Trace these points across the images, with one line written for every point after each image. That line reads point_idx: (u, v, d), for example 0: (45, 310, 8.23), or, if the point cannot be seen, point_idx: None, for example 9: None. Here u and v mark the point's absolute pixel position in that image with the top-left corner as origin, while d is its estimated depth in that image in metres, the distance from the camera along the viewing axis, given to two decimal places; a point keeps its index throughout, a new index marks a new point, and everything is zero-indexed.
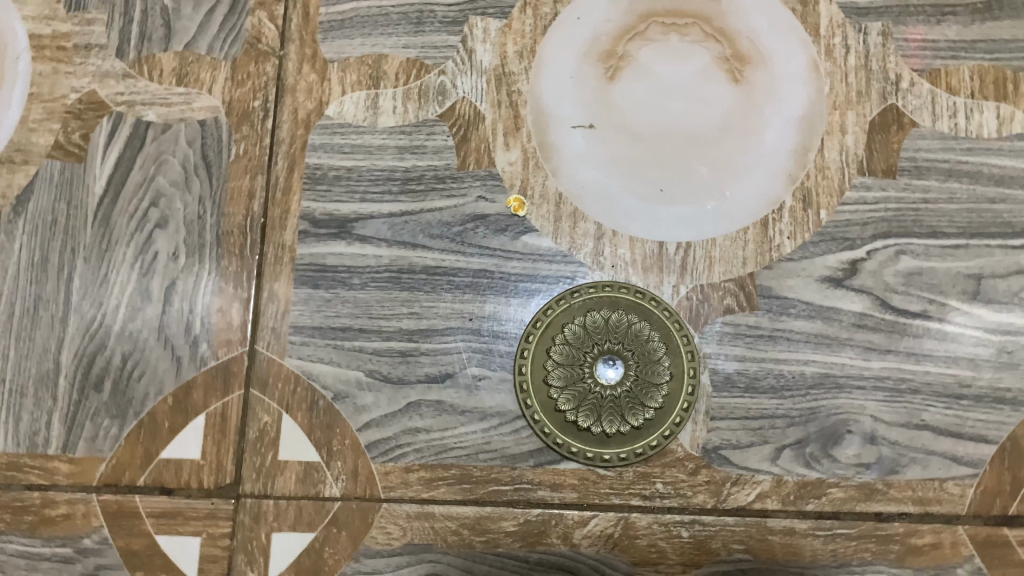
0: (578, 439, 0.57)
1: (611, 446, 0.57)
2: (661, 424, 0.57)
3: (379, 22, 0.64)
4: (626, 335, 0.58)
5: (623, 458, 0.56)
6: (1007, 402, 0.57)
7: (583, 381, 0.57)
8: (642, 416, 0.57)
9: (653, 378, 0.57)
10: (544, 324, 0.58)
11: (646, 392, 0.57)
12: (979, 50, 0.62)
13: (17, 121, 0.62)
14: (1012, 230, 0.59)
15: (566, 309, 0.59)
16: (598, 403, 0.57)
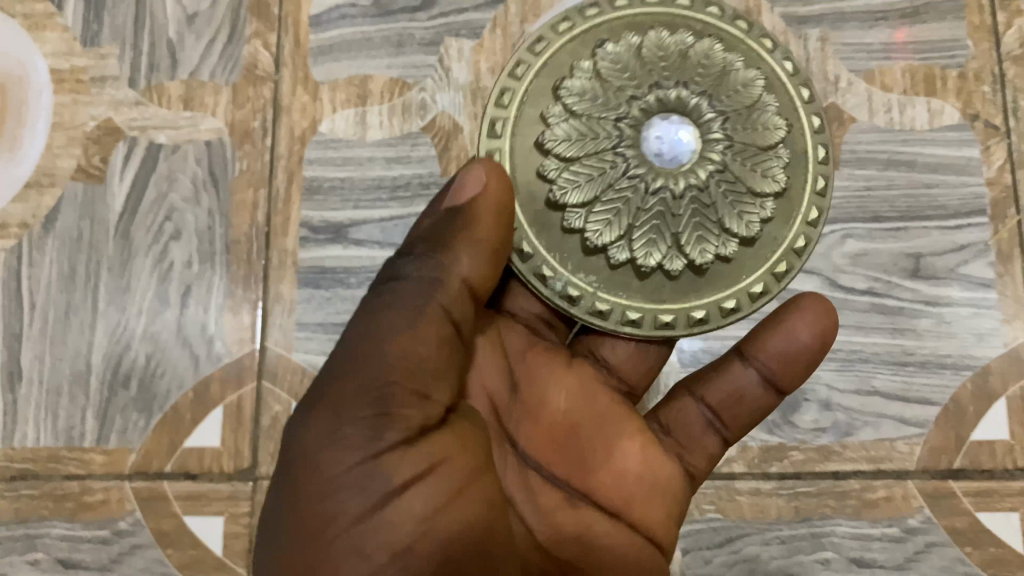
0: (673, 291, 0.46)
1: (702, 287, 0.46)
2: (819, 206, 0.46)
3: (363, 46, 0.70)
4: (638, 44, 0.46)
5: (724, 304, 0.46)
6: (948, 367, 0.63)
7: (619, 199, 0.45)
8: (768, 204, 0.46)
9: (738, 158, 0.46)
10: (515, 99, 0.46)
11: (734, 184, 0.46)
12: (908, 50, 0.68)
13: (43, 148, 0.69)
14: (945, 211, 0.65)
15: (539, 98, 0.46)
16: (699, 206, 0.45)
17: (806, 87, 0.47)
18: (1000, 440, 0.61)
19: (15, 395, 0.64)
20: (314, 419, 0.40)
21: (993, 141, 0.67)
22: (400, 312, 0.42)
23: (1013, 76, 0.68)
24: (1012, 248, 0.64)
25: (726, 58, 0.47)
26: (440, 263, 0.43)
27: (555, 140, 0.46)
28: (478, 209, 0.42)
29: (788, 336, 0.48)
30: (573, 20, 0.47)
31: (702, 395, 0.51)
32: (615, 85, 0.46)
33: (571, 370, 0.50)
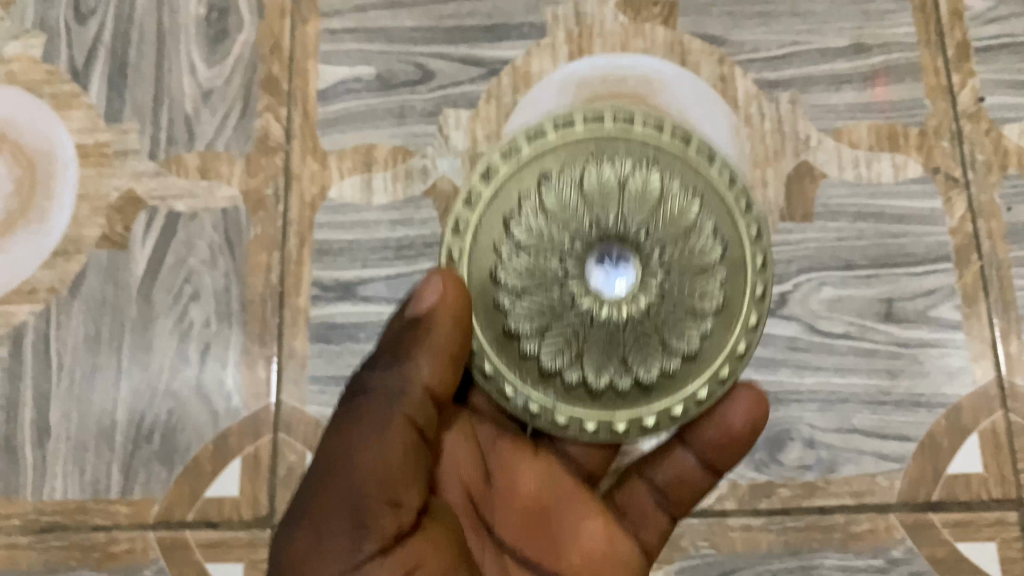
0: (625, 404, 0.50)
1: (650, 401, 0.50)
2: (760, 311, 0.50)
3: (367, 118, 0.75)
4: (581, 175, 0.50)
5: (672, 416, 0.50)
6: (923, 405, 0.67)
7: (569, 319, 0.50)
8: (711, 318, 0.50)
9: (682, 282, 0.50)
10: (470, 224, 0.50)
11: (676, 308, 0.50)
12: (872, 110, 0.74)
13: (69, 218, 0.74)
14: (913, 258, 0.70)
15: (497, 210, 0.50)
16: (642, 330, 0.50)
17: (746, 198, 0.51)
18: (974, 472, 0.65)
19: (44, 451, 0.68)
20: (299, 532, 0.43)
21: (954, 192, 0.72)
22: (369, 420, 0.45)
23: (969, 132, 0.73)
24: (976, 291, 0.69)
25: (664, 184, 0.50)
26: (401, 375, 0.46)
27: (510, 251, 0.50)
28: (435, 319, 0.46)
29: (723, 425, 0.54)
30: (518, 146, 0.50)
31: (651, 476, 0.57)
32: (559, 217, 0.50)
33: (536, 455, 0.55)
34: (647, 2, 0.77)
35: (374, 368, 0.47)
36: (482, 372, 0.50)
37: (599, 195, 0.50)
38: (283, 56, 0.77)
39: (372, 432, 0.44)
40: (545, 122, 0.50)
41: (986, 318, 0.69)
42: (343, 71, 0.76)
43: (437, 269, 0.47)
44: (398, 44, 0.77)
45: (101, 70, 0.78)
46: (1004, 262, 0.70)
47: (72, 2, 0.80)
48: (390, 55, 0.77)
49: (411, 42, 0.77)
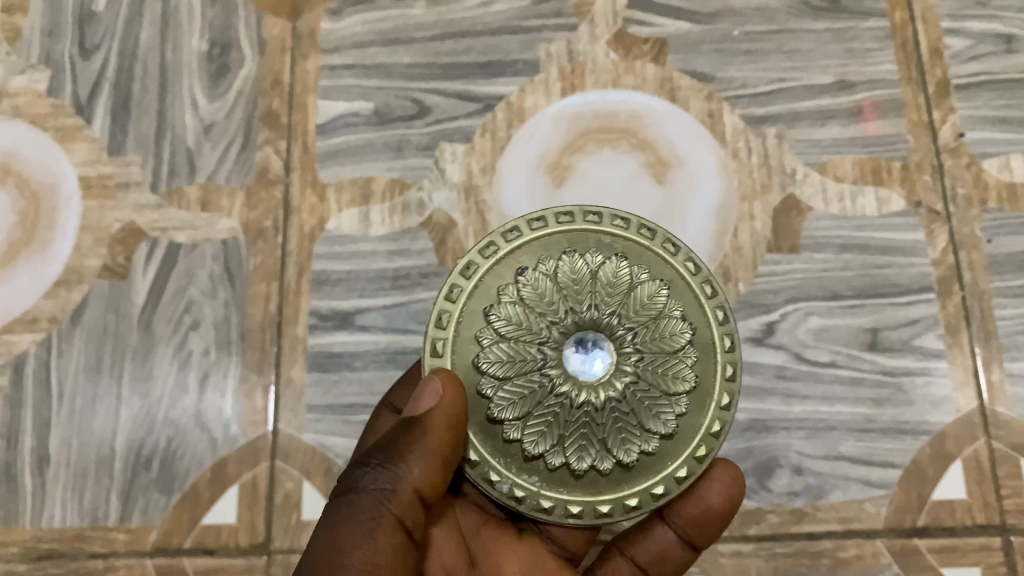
0: (608, 488, 0.51)
1: (631, 481, 0.51)
2: (731, 391, 0.52)
3: (365, 151, 0.77)
4: (556, 269, 0.53)
5: (654, 494, 0.51)
6: (908, 432, 0.68)
7: (551, 402, 0.51)
8: (685, 400, 0.52)
9: (656, 364, 0.52)
10: (453, 318, 0.52)
11: (652, 392, 0.52)
12: (857, 145, 0.76)
13: (71, 248, 0.75)
14: (898, 288, 0.72)
15: (479, 296, 0.52)
16: (620, 415, 0.51)
17: (711, 285, 0.54)
18: (958, 498, 0.67)
19: (43, 478, 0.69)
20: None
21: (937, 225, 0.74)
22: (363, 519, 0.47)
23: (950, 166, 0.75)
24: (959, 321, 0.71)
25: (632, 275, 0.53)
26: (395, 477, 0.48)
27: (492, 334, 0.52)
28: (430, 421, 0.47)
29: (704, 506, 0.56)
30: (496, 245, 0.53)
31: (633, 554, 0.60)
32: (536, 308, 0.52)
33: (521, 542, 0.58)
34: (637, 40, 0.79)
35: (366, 466, 0.49)
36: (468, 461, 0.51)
37: (574, 287, 0.53)
38: (283, 91, 0.79)
39: (365, 530, 0.46)
40: (519, 223, 0.54)
41: (968, 347, 0.70)
42: (341, 105, 0.78)
43: (435, 373, 0.49)
44: (396, 79, 0.79)
45: (105, 104, 0.80)
46: (986, 293, 0.72)
47: (77, 38, 0.82)
48: (388, 90, 0.79)
49: (408, 78, 0.79)
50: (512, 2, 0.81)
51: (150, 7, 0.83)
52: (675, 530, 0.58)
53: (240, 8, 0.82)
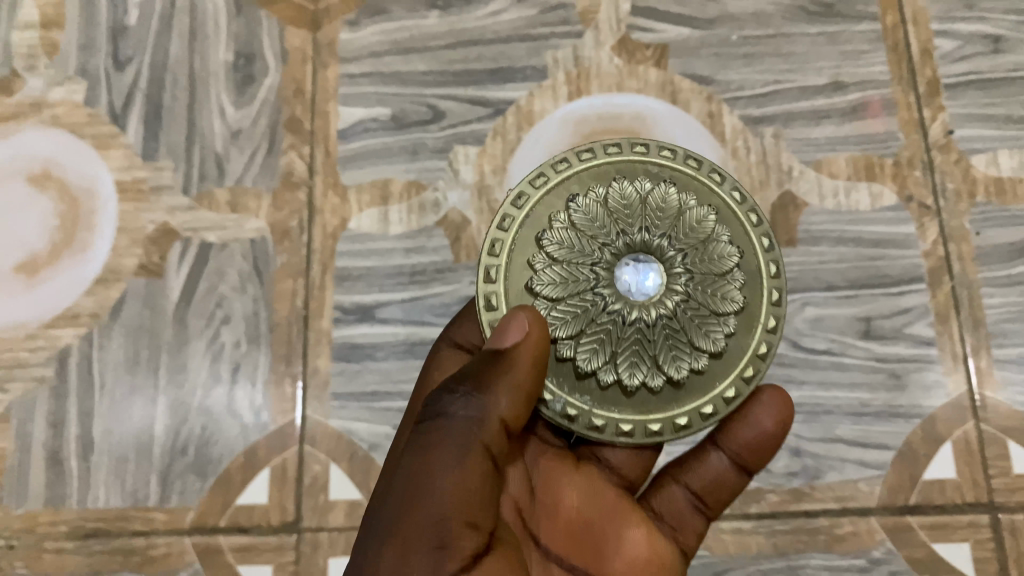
0: (659, 406, 0.50)
1: (681, 400, 0.51)
2: (778, 314, 0.52)
3: (383, 155, 0.82)
4: (605, 197, 0.53)
5: (704, 412, 0.50)
6: (900, 415, 0.72)
7: (602, 321, 0.51)
8: (733, 318, 0.52)
9: (706, 282, 0.52)
10: (505, 245, 0.52)
11: (703, 310, 0.51)
12: (850, 143, 0.80)
13: (109, 249, 0.80)
14: (890, 279, 0.76)
15: (531, 220, 0.52)
16: (671, 332, 0.51)
17: (756, 213, 0.54)
18: (948, 477, 0.70)
19: (87, 463, 0.74)
20: (382, 554, 0.42)
21: (927, 218, 0.77)
22: (450, 447, 0.44)
23: (940, 162, 0.79)
24: (948, 309, 0.75)
25: (679, 200, 0.53)
26: (482, 406, 0.45)
27: (544, 257, 0.52)
28: (517, 358, 0.46)
29: (759, 430, 0.56)
30: (546, 175, 0.53)
31: (687, 480, 0.59)
32: (585, 233, 0.52)
33: (579, 471, 0.57)
34: (640, 46, 0.83)
35: (453, 392, 0.47)
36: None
37: (623, 212, 0.53)
38: (305, 98, 0.84)
39: (454, 458, 0.44)
40: (568, 154, 0.54)
41: (958, 334, 0.74)
42: (360, 112, 0.83)
43: (522, 309, 0.47)
44: (411, 86, 0.84)
45: (138, 113, 0.85)
46: (975, 283, 0.75)
47: (111, 51, 0.87)
48: (404, 96, 0.83)
49: (423, 84, 0.84)
50: (521, 12, 0.85)
51: (178, 21, 0.87)
52: (729, 456, 0.57)
53: (264, 20, 0.87)
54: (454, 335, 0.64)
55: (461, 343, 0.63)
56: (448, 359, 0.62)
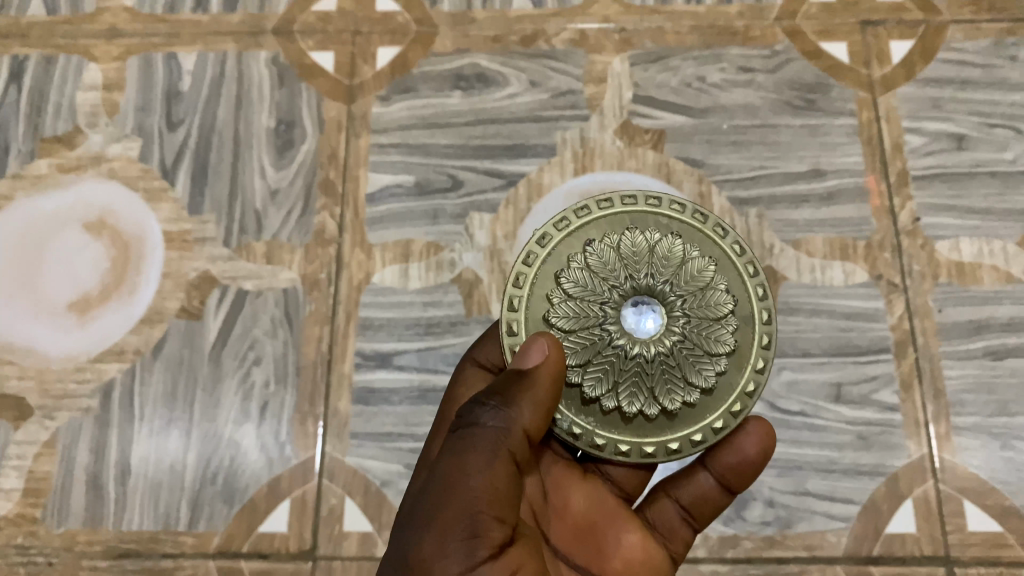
0: (653, 432, 0.57)
1: (673, 428, 0.57)
2: (766, 357, 0.58)
3: (407, 218, 0.91)
4: (618, 243, 0.60)
5: (693, 440, 0.57)
6: (866, 473, 0.79)
7: (608, 353, 0.58)
8: (726, 358, 0.58)
9: (702, 325, 0.58)
10: (529, 279, 0.59)
11: (698, 348, 0.58)
12: (827, 225, 0.89)
13: (154, 292, 0.88)
14: (860, 349, 0.84)
15: (551, 259, 0.60)
16: (668, 367, 0.58)
17: (754, 266, 0.60)
18: (909, 533, 0.77)
19: (125, 487, 0.81)
20: (425, 537, 0.50)
21: (894, 295, 0.86)
22: (482, 451, 0.52)
23: (907, 245, 0.87)
24: (912, 379, 0.83)
25: (684, 250, 0.60)
26: (509, 418, 0.53)
27: (560, 292, 0.59)
28: (539, 375, 0.53)
29: (740, 455, 0.63)
30: (569, 220, 0.61)
31: (677, 495, 0.67)
32: (597, 274, 0.59)
33: (586, 481, 0.65)
34: (640, 130, 0.93)
35: (484, 404, 0.54)
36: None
37: (632, 258, 0.60)
38: (338, 163, 0.93)
39: (485, 460, 0.51)
40: (590, 203, 0.61)
41: (920, 401, 0.82)
42: (387, 178, 0.92)
43: (541, 334, 0.55)
44: (434, 157, 0.93)
45: (186, 169, 0.94)
46: (937, 355, 0.83)
47: (165, 113, 0.96)
48: (427, 166, 0.93)
49: (445, 156, 0.93)
50: (535, 95, 0.95)
51: (226, 88, 0.97)
52: (715, 476, 0.65)
53: (304, 92, 0.96)
54: (478, 356, 0.71)
55: (484, 364, 0.70)
56: (473, 378, 0.69)
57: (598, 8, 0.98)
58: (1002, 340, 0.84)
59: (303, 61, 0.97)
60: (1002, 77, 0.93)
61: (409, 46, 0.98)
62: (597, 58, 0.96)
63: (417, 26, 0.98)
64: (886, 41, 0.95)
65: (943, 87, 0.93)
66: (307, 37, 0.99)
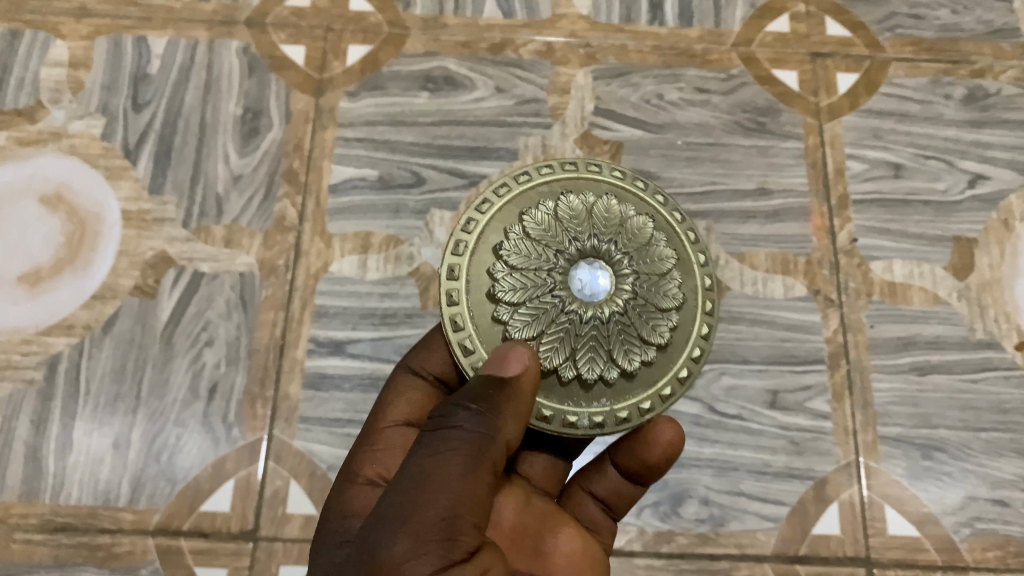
0: (609, 396, 0.58)
1: (628, 394, 0.58)
2: (709, 321, 0.60)
3: (368, 210, 0.92)
4: (560, 203, 0.60)
5: (645, 407, 0.58)
6: (797, 477, 0.83)
7: (560, 318, 0.58)
8: (674, 316, 0.59)
9: (653, 288, 0.59)
10: (468, 247, 0.59)
11: (649, 313, 0.59)
12: (771, 242, 0.93)
13: (108, 269, 0.88)
14: (796, 358, 0.88)
15: (492, 226, 0.60)
16: (623, 326, 0.58)
17: (694, 232, 0.62)
18: (833, 533, 0.81)
19: (65, 461, 0.81)
20: (397, 536, 0.48)
21: (830, 310, 0.90)
22: (465, 457, 0.52)
23: (845, 264, 0.92)
24: (843, 389, 0.87)
25: (629, 212, 0.61)
26: (490, 427, 0.53)
27: (502, 260, 0.59)
28: (520, 384, 0.51)
29: (643, 463, 0.66)
30: (509, 185, 0.61)
31: (592, 489, 0.69)
32: (543, 237, 0.59)
33: (514, 490, 0.65)
34: (599, 141, 0.97)
35: (466, 408, 0.53)
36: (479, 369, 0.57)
37: (581, 219, 0.60)
38: (303, 154, 0.94)
39: (466, 468, 0.51)
40: (529, 168, 0.62)
41: (849, 411, 0.86)
42: (351, 171, 0.94)
43: (520, 344, 0.54)
44: (398, 153, 0.95)
45: (149, 150, 0.94)
46: (868, 369, 0.88)
47: (131, 94, 0.97)
48: (391, 162, 0.95)
49: (409, 153, 0.95)
50: (500, 101, 0.98)
51: (196, 73, 0.98)
52: (625, 473, 0.68)
53: (273, 82, 0.97)
54: (411, 362, 0.68)
55: (420, 371, 0.68)
56: (406, 388, 0.67)
57: (566, 23, 1.02)
58: (927, 356, 0.89)
59: (274, 53, 0.99)
60: (938, 113, 0.99)
61: (380, 45, 1.00)
62: (562, 69, 1.00)
63: (389, 27, 1.01)
64: (834, 72, 1.01)
65: (884, 119, 0.99)
66: (279, 30, 1.00)
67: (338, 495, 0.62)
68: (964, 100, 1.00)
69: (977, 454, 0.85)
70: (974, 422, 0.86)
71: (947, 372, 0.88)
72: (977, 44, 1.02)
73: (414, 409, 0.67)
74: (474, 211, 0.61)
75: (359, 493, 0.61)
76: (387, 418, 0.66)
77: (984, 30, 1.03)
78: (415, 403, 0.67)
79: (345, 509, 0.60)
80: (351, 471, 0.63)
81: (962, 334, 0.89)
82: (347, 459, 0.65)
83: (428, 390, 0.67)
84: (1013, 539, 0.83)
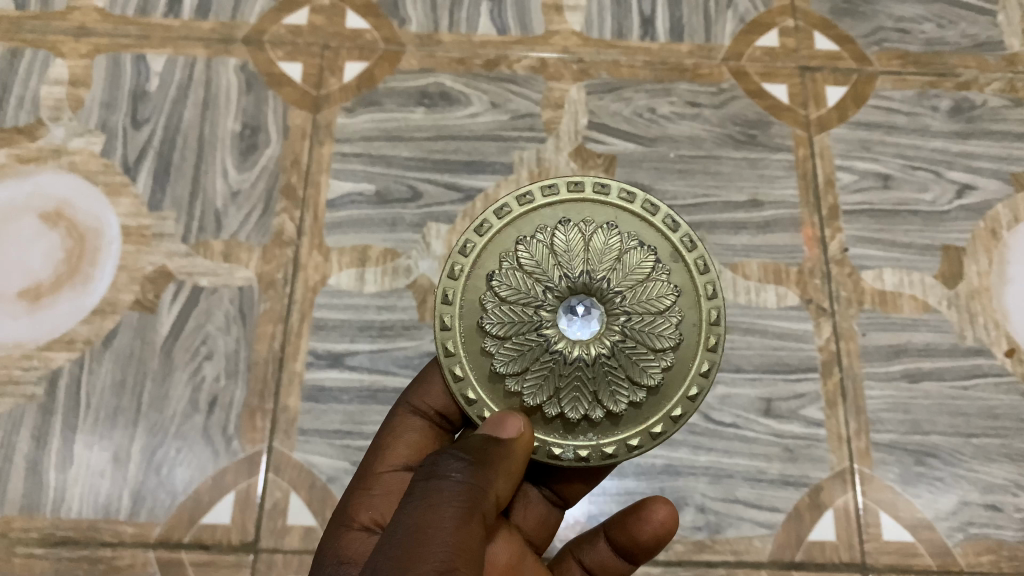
0: (594, 433, 0.59)
1: (614, 436, 0.59)
2: (712, 360, 0.60)
3: (365, 224, 0.93)
4: (557, 232, 0.61)
5: (629, 446, 0.59)
6: (792, 483, 0.84)
7: (546, 356, 0.59)
8: (668, 357, 0.60)
9: (648, 326, 0.60)
10: (463, 272, 0.61)
11: (641, 353, 0.60)
12: (762, 252, 0.94)
13: (107, 285, 0.89)
14: (789, 367, 0.89)
15: (488, 253, 0.61)
16: (609, 370, 0.59)
17: (704, 262, 0.61)
18: (829, 539, 0.82)
19: (65, 475, 0.82)
20: None
21: (823, 318, 0.91)
22: (458, 506, 0.51)
23: (836, 273, 0.93)
24: (836, 397, 0.88)
25: (628, 242, 0.61)
26: (480, 479, 0.53)
27: (494, 292, 0.60)
28: (515, 448, 0.54)
29: (633, 539, 0.65)
30: (510, 207, 0.62)
31: (581, 557, 0.70)
32: (537, 271, 0.60)
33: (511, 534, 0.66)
34: (592, 154, 0.98)
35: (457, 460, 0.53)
36: (466, 398, 0.59)
37: (575, 253, 0.61)
38: (301, 169, 0.95)
39: (459, 516, 0.50)
40: (534, 187, 0.62)
41: (843, 418, 0.87)
42: (348, 185, 0.95)
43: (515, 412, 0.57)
44: (395, 168, 0.96)
45: (149, 167, 0.95)
46: (859, 376, 0.89)
47: (130, 111, 0.98)
48: (388, 176, 0.96)
49: (405, 168, 0.96)
50: (495, 116, 0.99)
51: (195, 90, 0.99)
52: (614, 546, 0.67)
53: (270, 99, 0.99)
54: (412, 399, 0.69)
55: (421, 407, 0.69)
56: (404, 425, 0.68)
57: (559, 39, 1.04)
58: (917, 364, 0.90)
59: (271, 70, 1.00)
60: (925, 124, 1.01)
61: (376, 62, 1.01)
62: (555, 84, 1.01)
63: (385, 44, 1.02)
64: (822, 85, 1.03)
65: (872, 130, 1.01)
66: (276, 47, 1.01)
67: (333, 539, 0.62)
68: (950, 112, 1.02)
69: (969, 459, 0.86)
70: (965, 428, 0.87)
71: (937, 379, 0.89)
72: (962, 57, 1.04)
73: (412, 451, 0.67)
74: (474, 232, 0.62)
75: (355, 539, 0.61)
76: (387, 461, 0.66)
77: (968, 43, 1.05)
78: (414, 443, 0.67)
79: (342, 554, 0.60)
80: (346, 514, 0.63)
81: (952, 341, 0.91)
82: (343, 500, 0.66)
83: (428, 429, 0.68)
84: (1005, 543, 0.84)
